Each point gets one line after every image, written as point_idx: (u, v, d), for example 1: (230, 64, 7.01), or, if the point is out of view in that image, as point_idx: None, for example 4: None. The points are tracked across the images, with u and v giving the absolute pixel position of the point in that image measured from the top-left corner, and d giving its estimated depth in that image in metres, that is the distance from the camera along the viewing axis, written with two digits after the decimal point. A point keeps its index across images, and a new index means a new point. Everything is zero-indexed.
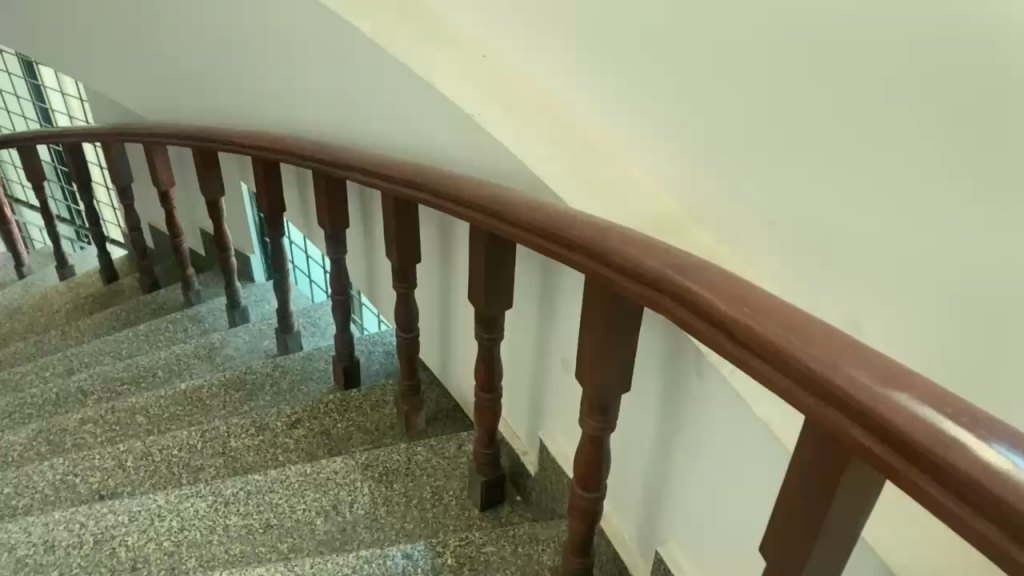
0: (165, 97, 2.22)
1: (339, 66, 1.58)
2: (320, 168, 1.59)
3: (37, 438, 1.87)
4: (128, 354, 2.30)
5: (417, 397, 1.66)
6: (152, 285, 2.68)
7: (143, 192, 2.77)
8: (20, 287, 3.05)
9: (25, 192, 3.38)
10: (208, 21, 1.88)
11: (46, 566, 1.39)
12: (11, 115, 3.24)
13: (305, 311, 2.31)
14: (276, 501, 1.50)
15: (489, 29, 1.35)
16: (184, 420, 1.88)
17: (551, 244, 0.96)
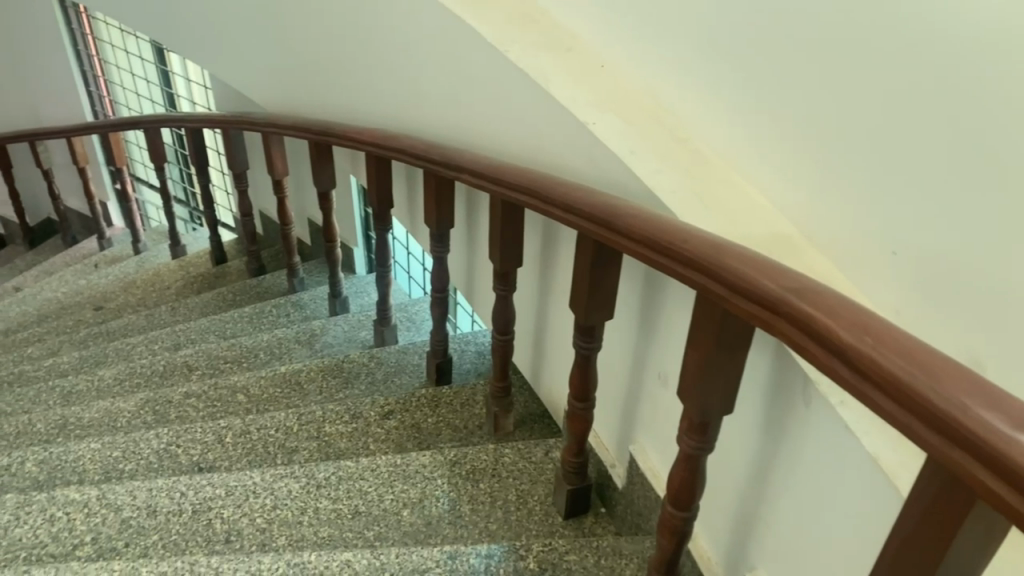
0: (285, 89, 2.30)
1: (456, 66, 1.61)
2: (430, 167, 1.62)
3: (144, 406, 1.95)
4: (232, 334, 2.38)
5: (508, 400, 1.67)
6: (257, 269, 2.78)
7: (257, 179, 2.87)
8: (135, 262, 3.20)
9: (146, 172, 3.54)
10: (334, 18, 1.95)
11: (148, 530, 1.45)
12: (139, 98, 3.41)
13: (402, 306, 2.35)
14: (365, 489, 1.53)
15: (613, 45, 1.36)
16: (282, 402, 1.94)
17: (661, 258, 0.96)
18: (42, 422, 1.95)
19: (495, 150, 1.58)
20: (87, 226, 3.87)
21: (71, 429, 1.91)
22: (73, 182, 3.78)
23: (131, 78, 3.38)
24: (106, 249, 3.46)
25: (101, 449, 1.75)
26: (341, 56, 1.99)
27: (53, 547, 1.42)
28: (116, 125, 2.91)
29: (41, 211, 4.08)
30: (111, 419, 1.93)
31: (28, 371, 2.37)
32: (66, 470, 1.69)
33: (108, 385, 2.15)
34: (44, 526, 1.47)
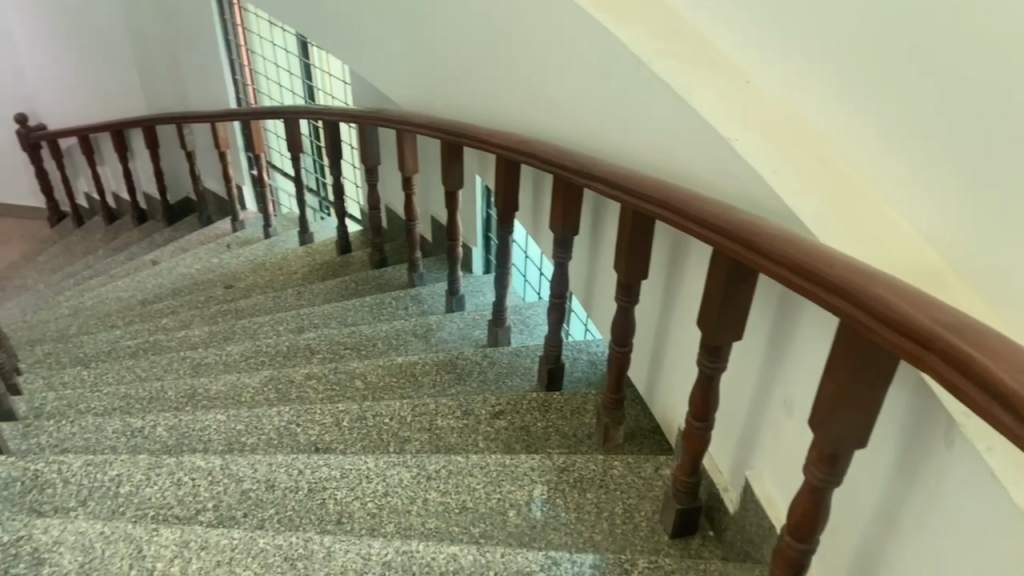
0: (422, 89, 2.36)
1: (596, 74, 1.61)
2: (561, 173, 1.62)
3: (268, 384, 2.03)
4: (352, 322, 2.46)
5: (620, 412, 1.66)
6: (379, 261, 2.86)
7: (386, 174, 2.95)
8: (265, 246, 3.35)
9: (281, 160, 3.68)
10: (478, 22, 1.99)
11: (265, 503, 1.51)
12: (282, 89, 3.56)
13: (517, 308, 2.37)
14: (474, 485, 1.55)
15: (759, 59, 1.33)
16: (397, 392, 1.98)
17: (803, 280, 0.94)
18: (174, 389, 2.06)
19: (629, 160, 1.58)
20: (223, 208, 4.06)
21: (198, 400, 2.01)
22: (213, 166, 3.98)
23: (276, 70, 3.53)
24: (239, 231, 3.63)
25: (227, 421, 1.83)
26: (482, 57, 2.03)
27: (178, 510, 1.50)
28: (259, 113, 3.04)
29: (182, 191, 4.30)
30: (236, 394, 2.01)
31: (162, 340, 2.51)
32: (193, 437, 1.78)
33: (234, 361, 2.25)
34: (171, 488, 1.54)
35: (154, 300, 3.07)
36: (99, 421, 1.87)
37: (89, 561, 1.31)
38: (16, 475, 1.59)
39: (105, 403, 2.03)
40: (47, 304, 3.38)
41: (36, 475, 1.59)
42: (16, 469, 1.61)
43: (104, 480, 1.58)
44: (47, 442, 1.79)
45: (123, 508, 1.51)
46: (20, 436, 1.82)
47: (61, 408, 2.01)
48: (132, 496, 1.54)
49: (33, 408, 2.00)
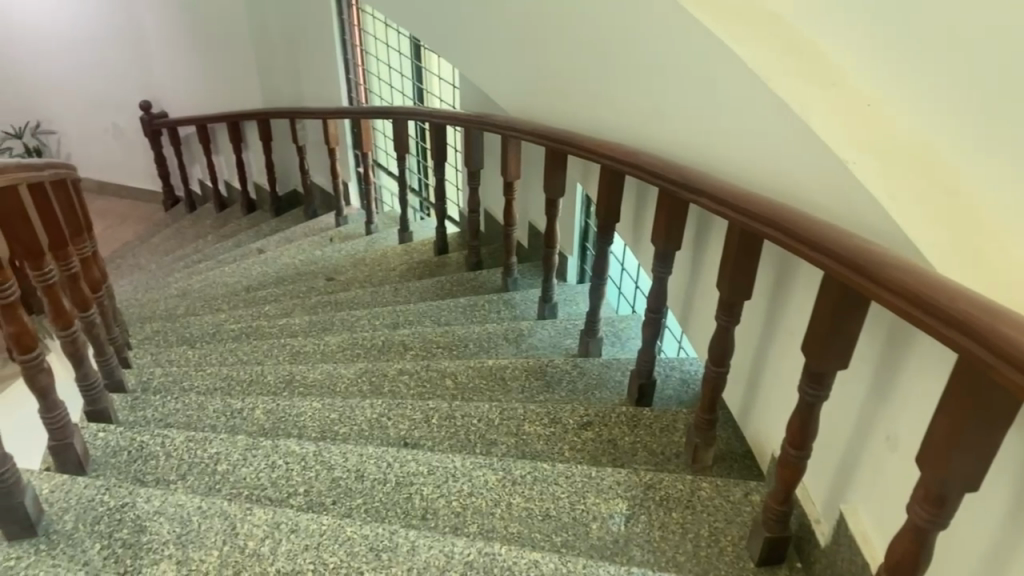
0: (531, 96, 2.37)
1: (712, 87, 1.59)
2: (668, 187, 1.61)
3: (362, 377, 2.08)
4: (446, 322, 2.49)
5: (711, 433, 1.63)
6: (475, 264, 2.89)
7: (488, 178, 2.97)
8: (365, 242, 3.43)
9: (387, 159, 3.77)
10: (593, 32, 1.99)
11: (354, 492, 1.54)
12: (392, 90, 3.64)
13: (610, 320, 2.36)
14: (558, 494, 1.54)
15: (883, 78, 1.27)
16: (486, 394, 2.00)
17: (919, 311, 0.90)
18: (273, 374, 2.13)
19: (740, 177, 1.55)
20: (328, 202, 4.18)
21: (296, 386, 2.07)
22: (322, 161, 4.09)
23: (388, 71, 3.61)
24: (342, 226, 3.73)
25: (322, 409, 1.88)
26: (595, 66, 2.02)
27: (271, 491, 1.55)
28: (369, 113, 3.11)
29: (290, 183, 4.44)
30: (332, 383, 2.07)
31: (263, 326, 2.60)
32: (289, 422, 1.84)
33: (332, 351, 2.31)
34: (266, 470, 1.60)
35: (257, 287, 3.17)
36: (201, 399, 1.94)
37: (185, 533, 1.36)
38: (123, 443, 1.67)
39: (208, 382, 2.11)
40: (159, 284, 3.54)
41: (141, 445, 1.67)
42: (123, 438, 1.68)
43: (204, 456, 1.64)
44: (152, 415, 1.87)
45: (219, 485, 1.57)
46: (128, 406, 1.91)
47: (166, 384, 2.10)
48: (228, 474, 1.59)
49: (141, 381, 2.10)
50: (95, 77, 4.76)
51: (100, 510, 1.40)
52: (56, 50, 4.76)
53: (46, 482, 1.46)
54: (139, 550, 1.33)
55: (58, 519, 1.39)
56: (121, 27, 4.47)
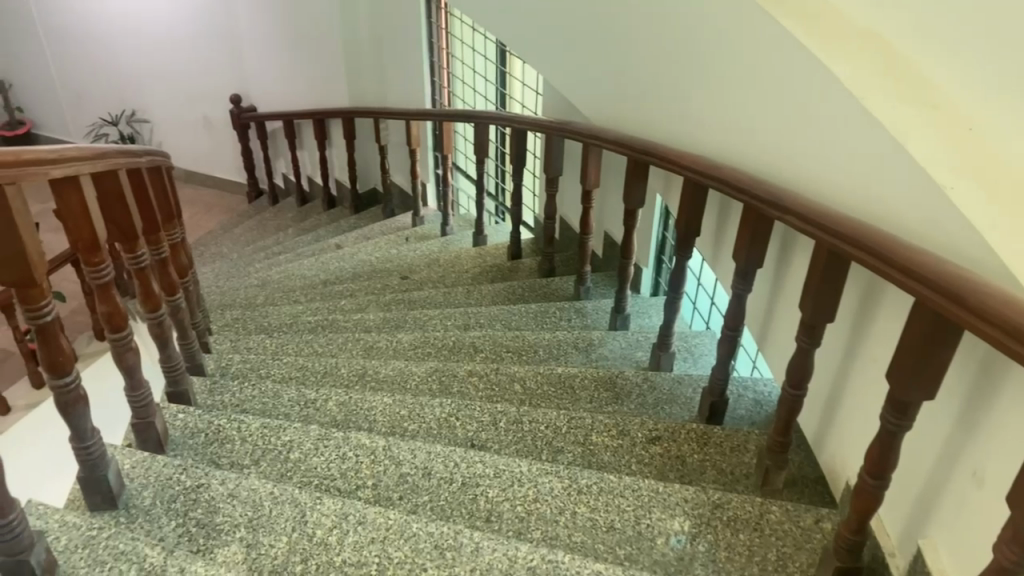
0: (616, 105, 2.37)
1: (798, 101, 1.58)
2: (753, 204, 1.59)
3: (432, 376, 2.10)
4: (516, 326, 2.50)
5: (784, 456, 1.59)
6: (548, 270, 2.89)
7: (567, 186, 2.97)
8: (441, 243, 3.46)
9: (466, 163, 3.80)
10: (683, 44, 1.98)
11: (421, 490, 1.56)
12: (475, 94, 3.67)
13: (683, 336, 2.33)
14: (624, 507, 1.53)
15: (986, 101, 1.24)
16: (554, 401, 2.00)
17: (1016, 343, 0.87)
18: (346, 368, 2.16)
19: (823, 192, 1.54)
20: (405, 202, 4.24)
21: (368, 380, 2.10)
22: (402, 161, 4.15)
23: (472, 75, 3.65)
24: (418, 226, 3.78)
25: (392, 405, 1.90)
26: (683, 78, 2.01)
27: (340, 483, 1.58)
28: (451, 115, 3.14)
29: (369, 182, 4.52)
30: (403, 380, 2.10)
31: (339, 320, 2.64)
32: (361, 416, 1.87)
33: (404, 348, 2.34)
34: (336, 461, 1.63)
35: (334, 281, 3.23)
36: (277, 387, 1.99)
37: (257, 517, 1.40)
38: (200, 425, 1.71)
39: (284, 371, 2.16)
40: (239, 273, 3.64)
41: (218, 429, 1.71)
42: (200, 421, 1.73)
43: (277, 444, 1.68)
44: (229, 399, 1.92)
45: (290, 473, 1.61)
46: (207, 390, 1.96)
47: (244, 370, 2.16)
48: (300, 462, 1.63)
49: (220, 366, 2.15)
50: (184, 71, 4.90)
51: (177, 488, 1.45)
52: (150, 43, 4.92)
53: (128, 457, 1.51)
54: (212, 531, 1.37)
55: (137, 494, 1.43)
56: (212, 22, 4.59)
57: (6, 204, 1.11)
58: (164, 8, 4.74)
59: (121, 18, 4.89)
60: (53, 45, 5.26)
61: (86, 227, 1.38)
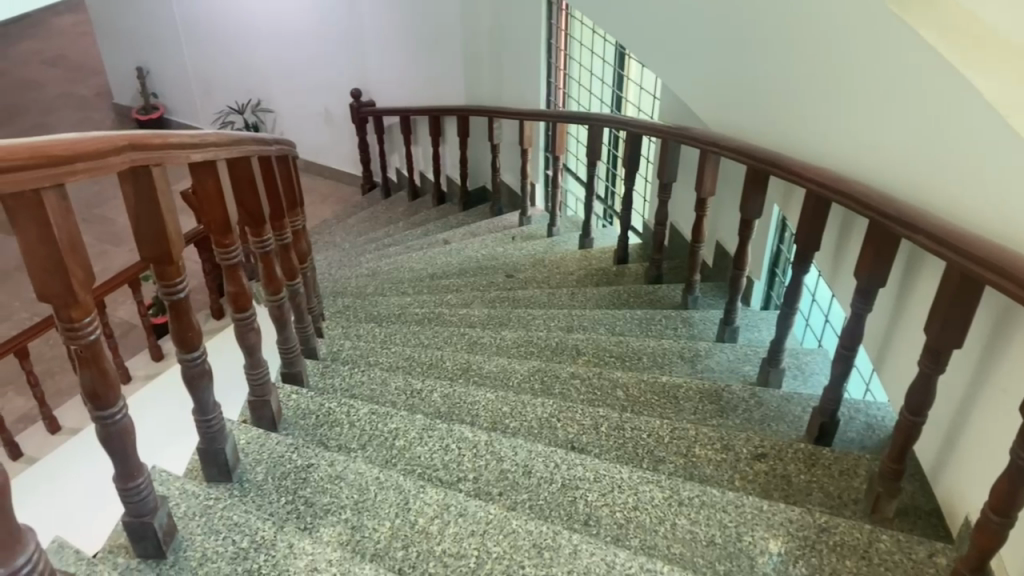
0: (736, 114, 2.33)
1: (907, 96, 1.60)
2: (879, 220, 1.53)
3: (535, 375, 2.11)
4: (621, 331, 2.48)
5: (898, 484, 1.53)
6: (655, 277, 2.86)
7: (680, 192, 2.93)
8: (547, 244, 3.47)
9: (577, 165, 3.80)
10: (812, 52, 1.93)
11: (521, 488, 1.57)
12: (591, 96, 3.67)
13: (793, 352, 2.27)
14: (725, 522, 1.49)
15: None
16: (657, 410, 1.97)
17: None
18: (451, 361, 2.20)
19: (929, 184, 1.55)
20: (514, 201, 4.27)
21: (472, 375, 2.13)
22: (513, 161, 4.18)
23: (589, 77, 3.65)
24: (525, 225, 3.80)
25: (496, 401, 1.92)
26: (809, 87, 1.96)
27: (443, 473, 1.61)
28: (566, 117, 3.14)
29: (479, 180, 4.57)
30: (506, 377, 2.11)
31: (445, 314, 2.68)
32: (464, 409, 1.89)
33: (507, 346, 2.36)
34: (440, 452, 1.66)
35: (441, 276, 3.28)
36: (385, 375, 2.03)
37: (362, 500, 1.44)
38: (311, 407, 1.77)
39: (391, 359, 2.21)
40: (350, 263, 3.73)
41: (328, 412, 1.76)
42: (312, 403, 1.78)
43: (384, 430, 1.72)
44: (339, 384, 1.98)
45: (395, 459, 1.65)
46: (318, 373, 2.02)
47: (353, 356, 2.21)
48: (404, 450, 1.67)
49: (331, 351, 2.22)
50: (303, 65, 5.05)
51: (288, 466, 1.50)
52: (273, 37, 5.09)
53: (244, 432, 1.57)
54: (320, 510, 1.42)
55: (251, 469, 1.49)
56: (332, 18, 4.72)
57: (149, 185, 1.17)
58: (283, 3, 4.88)
59: (245, 12, 5.06)
60: (187, 36, 5.51)
61: (220, 210, 1.45)
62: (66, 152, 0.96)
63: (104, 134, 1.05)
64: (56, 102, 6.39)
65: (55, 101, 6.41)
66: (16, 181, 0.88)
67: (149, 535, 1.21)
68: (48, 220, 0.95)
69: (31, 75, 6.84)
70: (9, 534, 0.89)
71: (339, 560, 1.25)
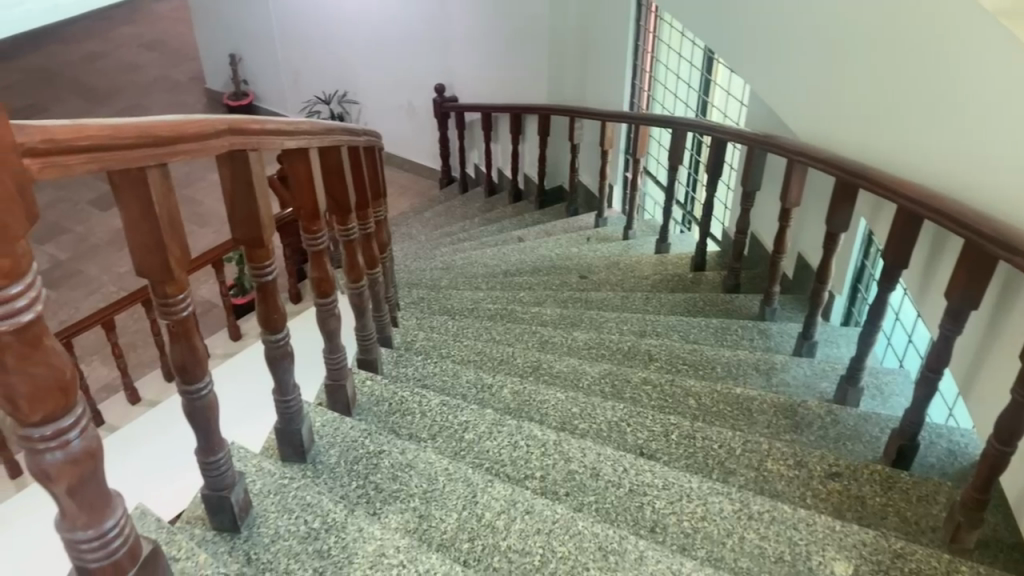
0: (827, 124, 2.28)
1: (1010, 112, 1.53)
2: (975, 240, 1.48)
3: (606, 378, 2.10)
4: (695, 339, 2.45)
5: (980, 515, 1.47)
6: (733, 286, 2.81)
7: (763, 201, 2.88)
8: (623, 246, 3.45)
9: (658, 168, 3.77)
10: (910, 63, 1.87)
11: (588, 490, 1.56)
12: (676, 100, 3.64)
13: (874, 371, 2.20)
14: (796, 540, 1.46)
15: None
16: (729, 421, 1.94)
17: None
18: (522, 358, 2.20)
19: (986, 183, 1.62)
20: (590, 202, 4.25)
21: (542, 373, 2.13)
22: (593, 161, 4.17)
23: (675, 80, 3.61)
24: (601, 226, 3.78)
25: (565, 401, 1.92)
26: (906, 98, 1.90)
27: (511, 469, 1.62)
28: (649, 120, 3.12)
29: (557, 179, 4.56)
30: (576, 377, 2.11)
31: (517, 311, 2.69)
32: (534, 406, 1.90)
33: (579, 347, 2.35)
34: (508, 448, 1.66)
35: (514, 273, 3.29)
36: (456, 367, 2.05)
37: (432, 490, 1.46)
38: (384, 394, 1.79)
39: (463, 353, 2.23)
40: (425, 255, 3.78)
41: (400, 400, 1.78)
42: (385, 390, 1.81)
43: (455, 423, 1.74)
44: (412, 373, 2.00)
45: (464, 452, 1.66)
46: (392, 362, 2.05)
47: (426, 347, 2.24)
48: (474, 444, 1.68)
49: (405, 340, 2.25)
50: (388, 57, 5.11)
51: (360, 451, 1.52)
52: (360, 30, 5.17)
53: (319, 414, 1.60)
54: (389, 496, 1.45)
55: (324, 451, 1.52)
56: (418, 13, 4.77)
57: (246, 168, 1.20)
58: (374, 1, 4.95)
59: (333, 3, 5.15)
60: (278, 25, 5.64)
61: (310, 196, 1.49)
62: (169, 134, 0.98)
63: (206, 117, 1.08)
64: (152, 85, 6.62)
65: (151, 83, 6.65)
66: (121, 159, 0.91)
67: (226, 509, 1.24)
68: (150, 198, 0.98)
69: (130, 58, 7.10)
70: (101, 497, 0.92)
71: (407, 547, 1.27)
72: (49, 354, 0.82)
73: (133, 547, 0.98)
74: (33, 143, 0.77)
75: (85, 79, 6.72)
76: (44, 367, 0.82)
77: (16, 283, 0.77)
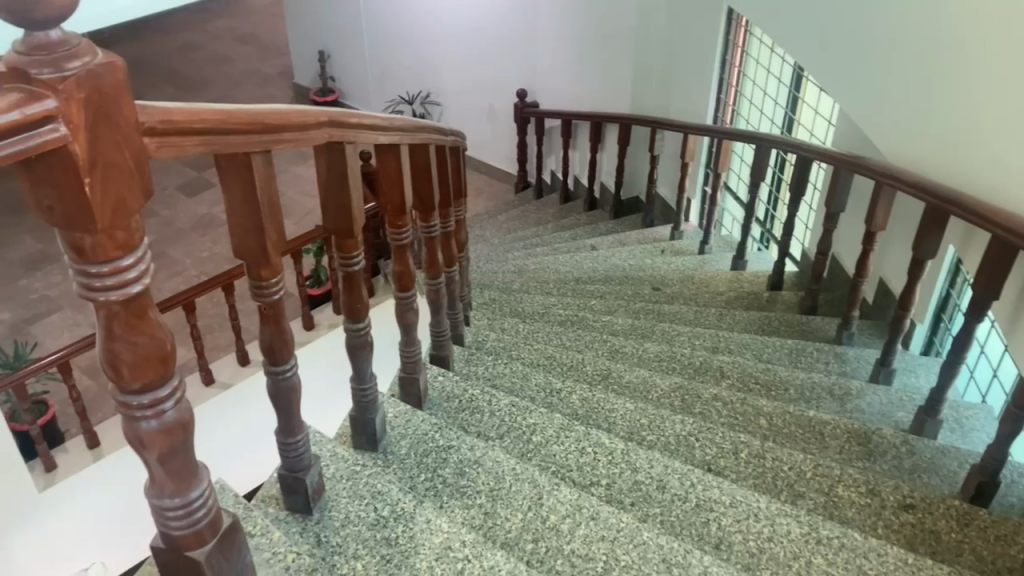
0: (919, 147, 2.22)
1: None
2: None
3: (676, 391, 2.08)
4: (768, 359, 2.42)
5: None
6: (810, 308, 2.76)
7: (846, 224, 2.83)
8: (698, 261, 3.43)
9: (738, 184, 3.72)
10: (1010, 89, 1.81)
11: (654, 502, 1.55)
12: (761, 116, 3.60)
13: (954, 404, 2.14)
14: (864, 568, 1.42)
15: None
16: (800, 444, 1.91)
17: None
18: (592, 366, 2.20)
19: None
20: (667, 215, 4.22)
21: (611, 382, 2.13)
22: (672, 174, 4.14)
23: (762, 97, 3.57)
24: (677, 240, 3.76)
25: (634, 411, 1.91)
26: (1003, 124, 1.85)
27: (577, 475, 1.62)
28: (732, 135, 3.08)
29: (633, 190, 4.54)
30: (646, 389, 2.10)
31: (588, 318, 2.69)
32: (602, 414, 1.89)
33: (649, 358, 2.34)
34: (575, 453, 1.67)
35: (586, 280, 3.29)
36: (527, 370, 2.06)
37: (498, 489, 1.47)
38: (455, 391, 1.81)
39: (533, 356, 2.24)
40: (498, 258, 3.80)
41: (471, 398, 1.80)
42: (456, 387, 1.83)
43: (523, 424, 1.75)
44: (482, 372, 2.02)
45: (531, 454, 1.67)
46: (464, 360, 2.07)
47: (497, 348, 2.25)
48: (541, 446, 1.69)
49: (477, 339, 2.27)
50: (470, 60, 5.15)
51: (430, 444, 1.55)
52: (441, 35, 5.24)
53: (393, 406, 1.63)
54: (456, 491, 1.47)
55: (395, 442, 1.54)
56: (499, 21, 4.81)
57: (342, 161, 1.24)
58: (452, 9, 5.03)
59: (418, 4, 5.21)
60: (367, 25, 5.75)
61: (398, 192, 1.53)
62: (274, 122, 1.02)
63: (309, 109, 1.12)
64: (243, 77, 6.81)
65: (242, 76, 6.84)
66: (230, 143, 0.95)
67: (300, 491, 1.28)
68: (253, 182, 1.01)
69: (223, 50, 7.32)
70: (188, 467, 0.96)
71: (473, 543, 1.29)
72: (152, 326, 0.86)
73: (213, 520, 1.01)
74: (152, 124, 0.81)
75: (179, 69, 6.95)
76: (147, 339, 0.86)
77: (127, 255, 0.81)
